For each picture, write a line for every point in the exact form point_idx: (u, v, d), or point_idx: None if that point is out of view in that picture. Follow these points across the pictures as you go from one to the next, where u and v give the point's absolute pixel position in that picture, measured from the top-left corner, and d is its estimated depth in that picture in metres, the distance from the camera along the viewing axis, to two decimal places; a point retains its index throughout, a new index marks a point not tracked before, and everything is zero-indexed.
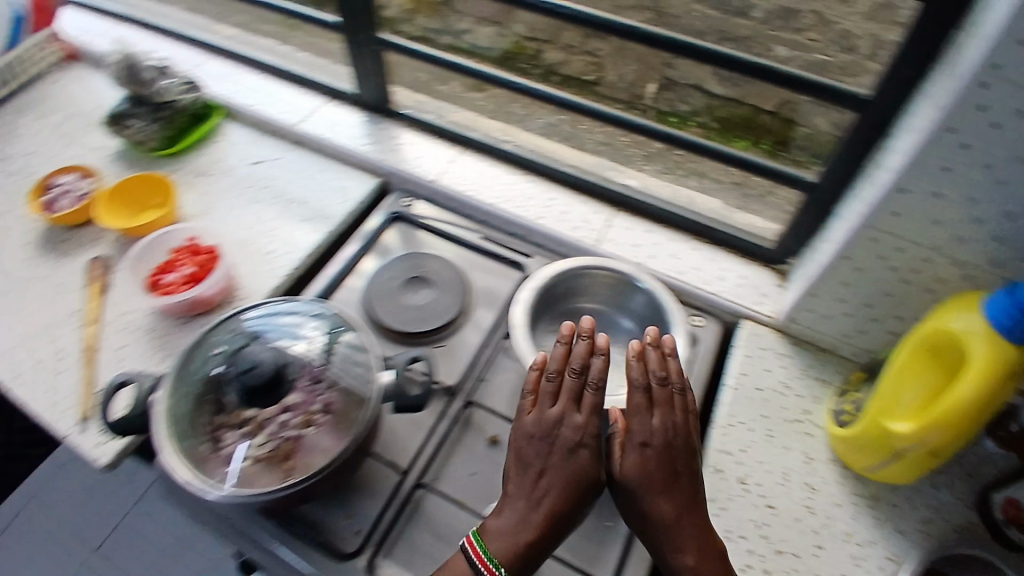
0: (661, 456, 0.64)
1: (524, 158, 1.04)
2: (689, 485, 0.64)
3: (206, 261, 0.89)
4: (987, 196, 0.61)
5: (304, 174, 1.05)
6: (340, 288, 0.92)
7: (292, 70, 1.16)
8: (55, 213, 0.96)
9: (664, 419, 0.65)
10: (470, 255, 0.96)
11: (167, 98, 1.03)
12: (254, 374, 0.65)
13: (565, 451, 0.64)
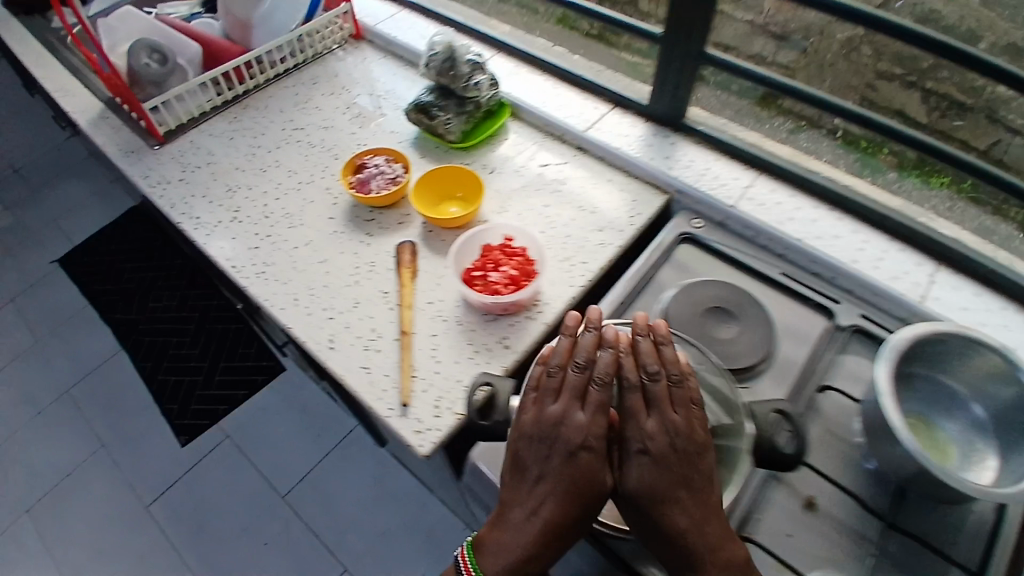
0: (655, 458, 0.62)
1: (831, 194, 0.99)
2: (694, 492, 0.61)
3: (522, 264, 0.89)
4: None
5: (591, 181, 1.05)
6: (636, 304, 0.91)
7: (582, 74, 1.17)
8: (368, 194, 1.00)
9: (658, 417, 0.64)
10: (771, 289, 0.92)
11: (476, 94, 1.07)
12: (641, 403, 0.67)
13: (529, 441, 0.65)
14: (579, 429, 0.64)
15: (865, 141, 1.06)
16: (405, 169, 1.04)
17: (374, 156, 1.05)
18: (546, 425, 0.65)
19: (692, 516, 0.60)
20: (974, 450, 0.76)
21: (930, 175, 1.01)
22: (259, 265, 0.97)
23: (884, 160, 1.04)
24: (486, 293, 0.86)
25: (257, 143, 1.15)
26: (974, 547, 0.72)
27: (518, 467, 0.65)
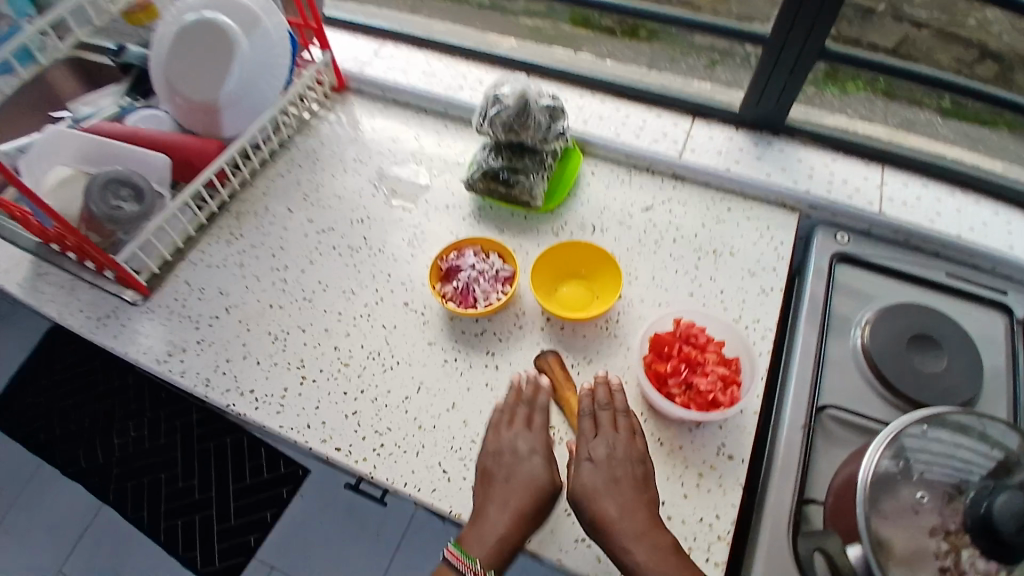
0: (588, 468, 0.65)
1: (962, 173, 0.91)
2: (640, 502, 0.62)
3: (719, 353, 0.73)
4: None
5: (711, 214, 0.91)
6: (826, 353, 0.80)
7: (646, 88, 1.01)
8: (480, 305, 0.80)
9: (608, 441, 0.67)
10: (946, 297, 0.85)
11: (557, 143, 0.88)
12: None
13: (514, 462, 0.67)
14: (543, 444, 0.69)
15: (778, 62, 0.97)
16: (507, 259, 0.83)
17: (458, 251, 0.83)
18: (525, 445, 0.68)
19: (635, 517, 0.61)
20: None
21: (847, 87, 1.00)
22: (372, 433, 0.74)
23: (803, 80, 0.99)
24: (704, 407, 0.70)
25: (283, 263, 0.89)
26: None
27: (487, 480, 0.66)
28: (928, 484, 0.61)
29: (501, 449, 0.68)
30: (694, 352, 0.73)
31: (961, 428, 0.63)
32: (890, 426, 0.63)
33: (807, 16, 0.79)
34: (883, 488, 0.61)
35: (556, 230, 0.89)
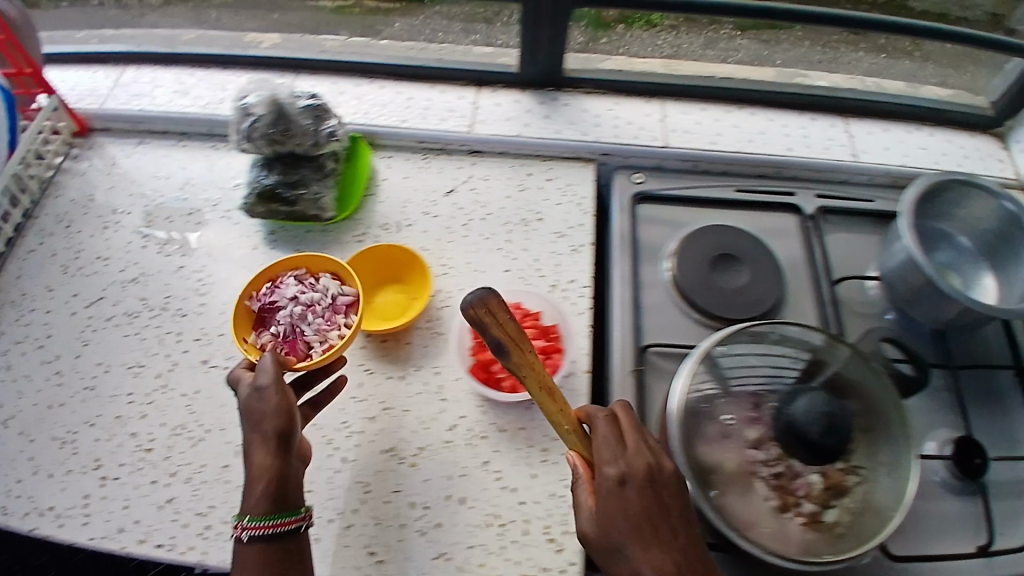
0: (620, 494, 0.52)
1: (733, 90, 0.96)
2: (675, 531, 0.52)
3: (537, 325, 0.76)
4: None
5: (513, 182, 0.89)
6: (640, 295, 0.82)
7: (422, 65, 0.96)
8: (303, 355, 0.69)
9: (637, 454, 0.54)
10: (740, 211, 0.88)
11: (335, 146, 0.81)
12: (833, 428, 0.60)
13: (247, 394, 0.60)
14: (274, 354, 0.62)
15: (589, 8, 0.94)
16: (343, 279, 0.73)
17: (282, 284, 0.73)
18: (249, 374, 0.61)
19: (672, 553, 0.50)
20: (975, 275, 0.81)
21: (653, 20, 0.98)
22: (194, 517, 0.66)
23: (610, 22, 0.97)
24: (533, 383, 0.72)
25: (53, 352, 0.77)
26: (999, 344, 0.84)
27: (248, 416, 0.59)
28: (734, 400, 0.65)
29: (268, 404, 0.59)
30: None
31: (754, 336, 0.68)
32: (695, 351, 0.67)
33: None
34: (700, 416, 0.64)
35: (359, 237, 0.84)
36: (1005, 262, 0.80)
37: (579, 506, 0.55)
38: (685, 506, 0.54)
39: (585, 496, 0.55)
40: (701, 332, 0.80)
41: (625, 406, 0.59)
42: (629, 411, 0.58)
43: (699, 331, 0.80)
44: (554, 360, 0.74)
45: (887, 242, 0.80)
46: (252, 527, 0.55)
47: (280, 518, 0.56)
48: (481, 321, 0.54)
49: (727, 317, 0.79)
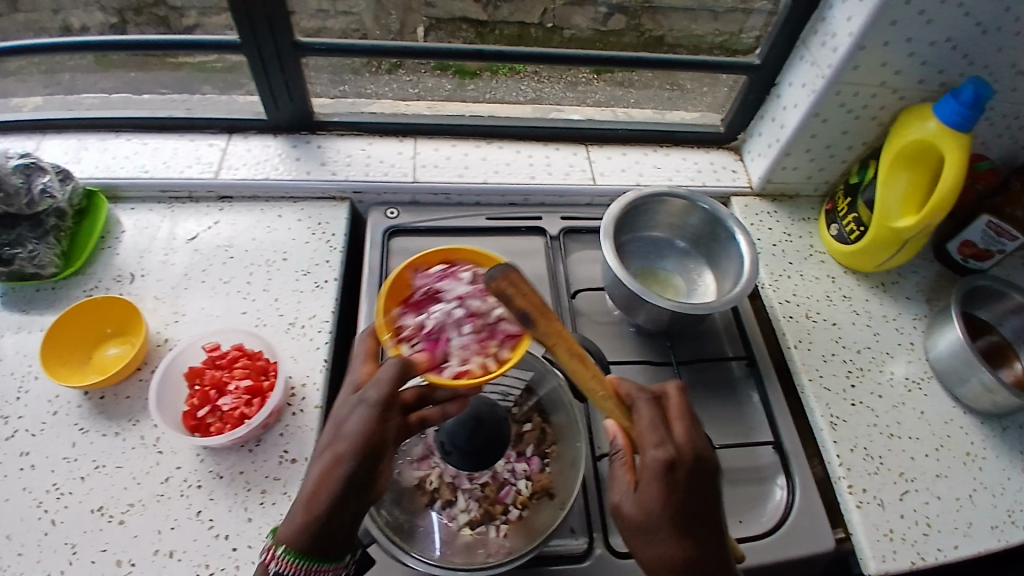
0: (665, 479, 0.54)
1: (484, 125, 1.01)
2: (701, 510, 0.55)
3: (250, 364, 0.72)
4: (897, 37, 0.80)
5: (261, 224, 0.90)
6: (385, 325, 0.83)
7: (170, 116, 0.96)
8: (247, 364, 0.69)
9: (682, 441, 0.56)
10: (488, 238, 0.94)
11: (52, 203, 0.81)
12: (476, 429, 0.62)
13: (352, 406, 0.53)
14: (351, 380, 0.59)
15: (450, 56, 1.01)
16: (514, 310, 0.62)
17: (429, 268, 0.67)
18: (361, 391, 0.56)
19: (681, 535, 0.53)
20: (693, 270, 0.90)
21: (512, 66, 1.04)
22: None
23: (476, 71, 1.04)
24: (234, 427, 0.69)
25: None
26: (730, 340, 0.90)
27: (335, 438, 0.52)
28: None
29: (348, 422, 0.52)
30: (223, 373, 0.72)
31: None
32: None
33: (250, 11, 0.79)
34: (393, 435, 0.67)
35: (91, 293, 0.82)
36: (714, 260, 0.89)
37: (618, 485, 0.57)
38: (716, 485, 0.56)
39: (624, 475, 0.57)
40: None
41: (676, 390, 0.60)
42: (680, 395, 0.60)
43: None
44: (262, 400, 0.71)
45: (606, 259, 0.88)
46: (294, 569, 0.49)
47: (314, 561, 0.50)
48: (509, 297, 0.56)
49: None
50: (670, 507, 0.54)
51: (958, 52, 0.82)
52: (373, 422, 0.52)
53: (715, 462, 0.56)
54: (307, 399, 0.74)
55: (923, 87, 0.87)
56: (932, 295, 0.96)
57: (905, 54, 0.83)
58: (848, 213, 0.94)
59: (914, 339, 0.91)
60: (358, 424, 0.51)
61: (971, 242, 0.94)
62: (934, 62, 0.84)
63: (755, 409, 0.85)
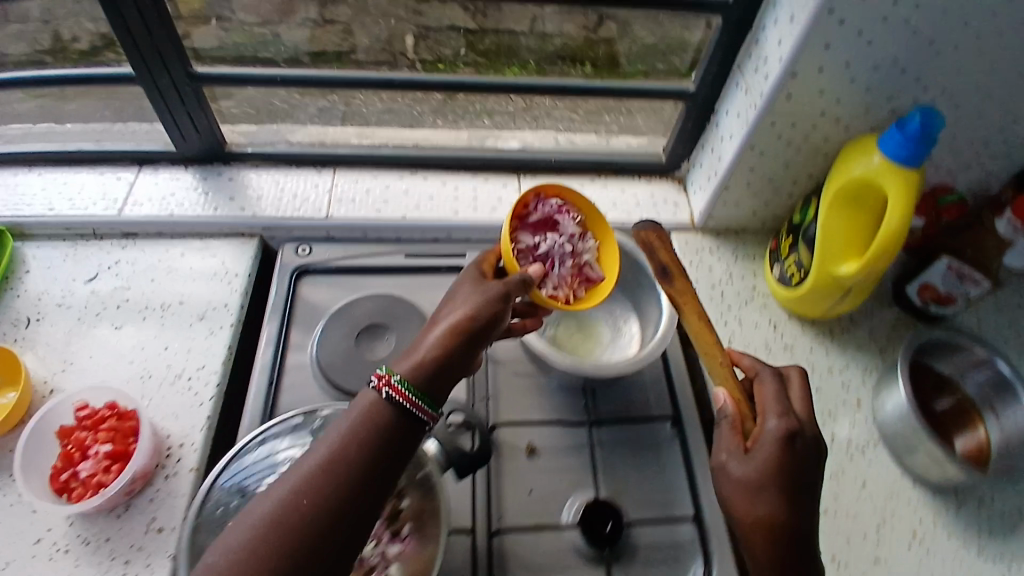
0: (783, 448, 0.61)
1: (408, 156, 0.97)
2: (806, 486, 0.61)
3: (116, 426, 0.69)
4: (832, 65, 0.72)
5: (163, 265, 0.85)
6: (283, 373, 0.81)
7: (79, 148, 0.91)
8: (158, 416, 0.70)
9: (805, 419, 0.64)
10: (403, 276, 0.89)
11: None
12: None
13: (473, 288, 0.69)
14: (472, 271, 0.72)
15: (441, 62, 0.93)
16: (597, 261, 0.80)
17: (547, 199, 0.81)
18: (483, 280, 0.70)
19: (789, 501, 0.60)
20: (615, 311, 0.86)
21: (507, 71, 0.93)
22: None
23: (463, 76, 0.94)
24: (89, 492, 0.66)
25: None
26: (658, 392, 0.84)
27: (460, 305, 0.67)
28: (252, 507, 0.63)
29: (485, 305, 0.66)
30: (88, 433, 0.69)
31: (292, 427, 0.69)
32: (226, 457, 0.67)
33: (138, 37, 0.74)
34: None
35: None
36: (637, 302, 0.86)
37: (727, 446, 0.64)
38: (818, 471, 0.63)
39: (731, 440, 0.64)
40: None
41: (799, 375, 0.68)
42: (801, 378, 0.68)
43: None
44: (122, 467, 0.68)
45: None
46: (401, 393, 0.58)
47: (427, 404, 0.60)
48: (653, 246, 0.76)
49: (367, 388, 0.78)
50: (779, 466, 0.60)
51: (908, 76, 0.73)
52: (497, 312, 0.66)
53: (820, 450, 0.64)
54: (180, 462, 0.71)
55: (871, 116, 0.78)
56: (885, 341, 0.89)
57: (846, 82, 0.74)
58: (789, 255, 0.87)
59: (860, 395, 0.84)
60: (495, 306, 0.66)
61: (933, 285, 0.86)
62: (880, 88, 0.75)
63: (676, 471, 0.79)
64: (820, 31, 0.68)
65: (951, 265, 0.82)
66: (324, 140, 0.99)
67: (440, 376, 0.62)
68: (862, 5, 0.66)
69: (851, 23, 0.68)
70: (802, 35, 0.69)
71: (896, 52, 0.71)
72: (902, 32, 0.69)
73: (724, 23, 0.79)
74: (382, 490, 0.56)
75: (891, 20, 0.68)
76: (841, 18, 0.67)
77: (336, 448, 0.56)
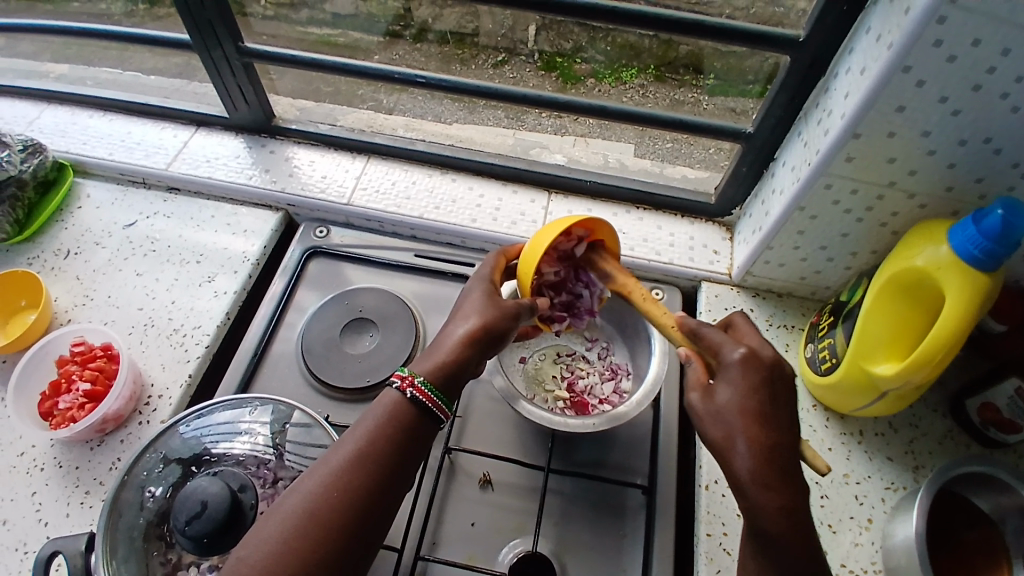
0: (746, 372, 0.55)
1: (443, 156, 0.96)
2: (782, 412, 0.54)
3: (101, 366, 0.76)
4: (905, 130, 0.61)
5: (192, 224, 0.92)
6: (268, 347, 0.82)
7: (147, 102, 1.02)
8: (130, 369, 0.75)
9: (763, 344, 0.58)
10: (407, 277, 0.88)
11: (13, 178, 0.87)
12: (204, 519, 0.58)
13: (487, 296, 0.66)
14: (480, 275, 0.68)
15: (562, 56, 0.93)
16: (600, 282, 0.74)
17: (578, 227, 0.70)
18: (494, 287, 0.67)
19: (765, 426, 0.53)
20: (612, 357, 0.80)
21: (623, 75, 0.91)
22: None
23: (582, 75, 0.93)
24: (62, 422, 0.73)
25: None
26: (637, 456, 0.76)
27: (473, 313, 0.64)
28: (177, 482, 0.65)
29: (502, 315, 0.64)
30: (77, 367, 0.76)
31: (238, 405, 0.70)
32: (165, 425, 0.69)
33: (194, 7, 0.82)
34: (174, 483, 0.65)
35: (24, 262, 0.90)
36: (636, 352, 0.78)
37: (692, 385, 0.58)
38: (794, 397, 0.56)
39: (697, 378, 0.58)
40: (308, 396, 0.79)
41: (743, 317, 0.62)
42: (746, 322, 0.62)
43: (307, 395, 0.79)
44: (94, 406, 0.74)
45: None
46: (427, 395, 0.58)
47: (445, 403, 0.60)
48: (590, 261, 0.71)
49: (334, 381, 0.78)
50: (748, 394, 0.54)
51: (1002, 159, 0.61)
52: (514, 323, 0.65)
53: (789, 373, 0.56)
54: (155, 411, 0.77)
55: (952, 196, 0.66)
56: (923, 459, 0.77)
57: (922, 152, 0.63)
58: (826, 337, 0.76)
59: (873, 515, 0.73)
60: (510, 318, 0.64)
61: (995, 405, 0.73)
62: (966, 165, 0.63)
63: (633, 549, 0.70)
64: (892, 89, 0.59)
65: (1019, 389, 0.69)
66: (372, 126, 1.00)
67: (461, 372, 0.62)
68: (946, 67, 0.56)
69: (932, 84, 0.57)
70: (870, 90, 0.60)
71: (991, 126, 0.59)
72: (1000, 104, 0.57)
73: (793, 64, 0.70)
74: (400, 480, 0.57)
75: (985, 89, 0.56)
76: (917, 77, 0.57)
77: (363, 442, 0.56)
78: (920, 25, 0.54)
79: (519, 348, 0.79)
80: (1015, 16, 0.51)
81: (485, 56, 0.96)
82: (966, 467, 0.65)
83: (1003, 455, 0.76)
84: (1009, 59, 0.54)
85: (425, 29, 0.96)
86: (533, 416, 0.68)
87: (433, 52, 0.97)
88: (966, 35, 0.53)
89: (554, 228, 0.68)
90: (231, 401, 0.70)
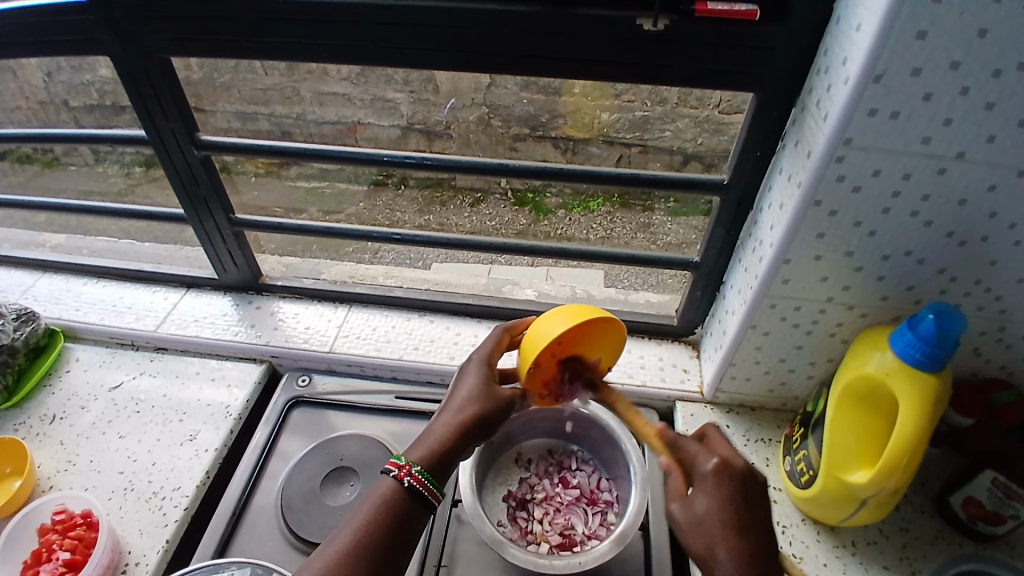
0: (723, 486, 0.56)
1: (420, 299, 1.02)
2: (756, 517, 0.55)
3: (81, 535, 0.75)
4: (831, 251, 0.68)
5: (177, 382, 0.95)
6: (247, 503, 0.81)
7: (139, 268, 1.08)
8: (106, 537, 0.74)
9: (735, 452, 0.59)
10: (389, 420, 0.90)
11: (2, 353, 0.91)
12: None
13: (483, 382, 0.65)
14: (478, 357, 0.68)
15: (532, 192, 1.04)
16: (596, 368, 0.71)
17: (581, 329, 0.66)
18: (490, 372, 0.66)
19: (744, 534, 0.54)
20: (594, 485, 0.80)
21: (591, 205, 1.02)
22: None
23: (552, 207, 1.04)
24: None
25: None
26: None
27: (465, 402, 0.64)
28: None
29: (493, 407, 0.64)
30: (58, 536, 0.74)
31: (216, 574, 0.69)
32: None
33: (184, 175, 0.90)
34: None
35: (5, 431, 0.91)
36: (616, 481, 0.79)
37: (672, 496, 0.59)
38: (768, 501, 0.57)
39: (675, 487, 0.59)
40: (286, 555, 0.77)
41: (715, 427, 0.62)
42: (717, 429, 0.62)
43: (285, 554, 0.77)
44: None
45: (492, 474, 0.81)
46: (421, 482, 0.59)
47: (435, 487, 0.60)
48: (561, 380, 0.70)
49: (313, 539, 0.76)
50: (725, 506, 0.55)
51: (927, 267, 0.67)
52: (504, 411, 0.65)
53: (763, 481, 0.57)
54: None
55: (888, 304, 0.72)
56: (920, 566, 0.75)
57: (851, 269, 0.69)
58: (801, 449, 0.78)
59: None
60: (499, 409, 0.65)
61: (977, 500, 0.73)
62: (894, 277, 0.69)
63: None
64: (810, 219, 0.66)
65: (994, 480, 0.70)
66: (356, 275, 1.08)
67: (451, 462, 0.62)
68: (854, 196, 0.63)
69: (844, 213, 0.64)
70: (791, 221, 0.67)
71: (907, 241, 0.65)
72: (909, 221, 0.64)
73: (724, 200, 0.79)
74: (400, 560, 0.57)
75: (895, 211, 0.63)
76: (829, 208, 0.64)
77: (361, 533, 0.56)
78: (820, 168, 0.61)
79: (501, 486, 0.80)
80: (905, 148, 0.58)
81: (461, 200, 1.07)
82: (955, 568, 0.70)
83: (995, 547, 0.76)
84: (910, 182, 0.60)
85: (404, 178, 1.07)
86: (513, 559, 0.67)
87: (413, 198, 1.08)
88: (860, 172, 0.61)
89: (558, 324, 0.65)
90: (209, 566, 0.70)
